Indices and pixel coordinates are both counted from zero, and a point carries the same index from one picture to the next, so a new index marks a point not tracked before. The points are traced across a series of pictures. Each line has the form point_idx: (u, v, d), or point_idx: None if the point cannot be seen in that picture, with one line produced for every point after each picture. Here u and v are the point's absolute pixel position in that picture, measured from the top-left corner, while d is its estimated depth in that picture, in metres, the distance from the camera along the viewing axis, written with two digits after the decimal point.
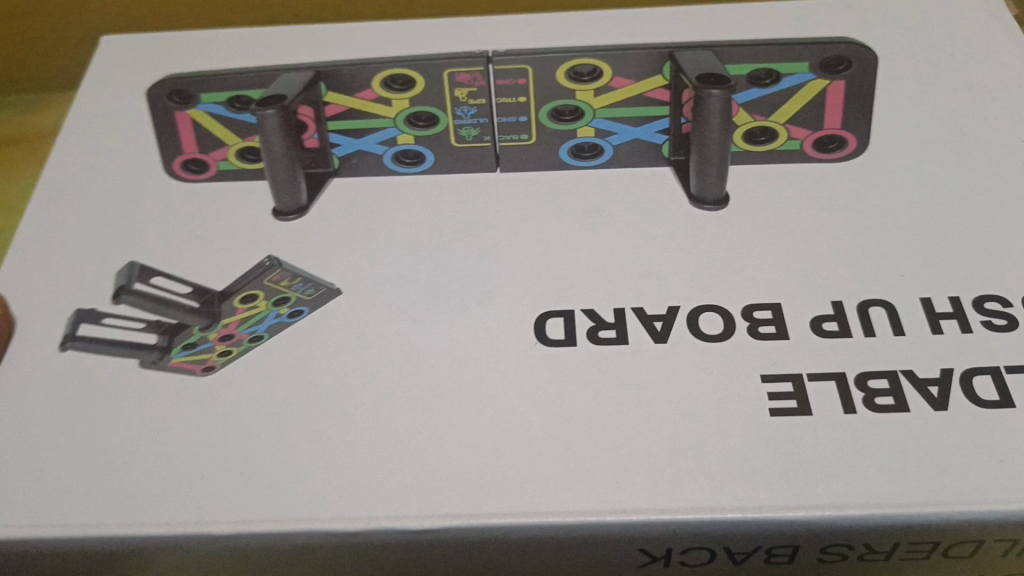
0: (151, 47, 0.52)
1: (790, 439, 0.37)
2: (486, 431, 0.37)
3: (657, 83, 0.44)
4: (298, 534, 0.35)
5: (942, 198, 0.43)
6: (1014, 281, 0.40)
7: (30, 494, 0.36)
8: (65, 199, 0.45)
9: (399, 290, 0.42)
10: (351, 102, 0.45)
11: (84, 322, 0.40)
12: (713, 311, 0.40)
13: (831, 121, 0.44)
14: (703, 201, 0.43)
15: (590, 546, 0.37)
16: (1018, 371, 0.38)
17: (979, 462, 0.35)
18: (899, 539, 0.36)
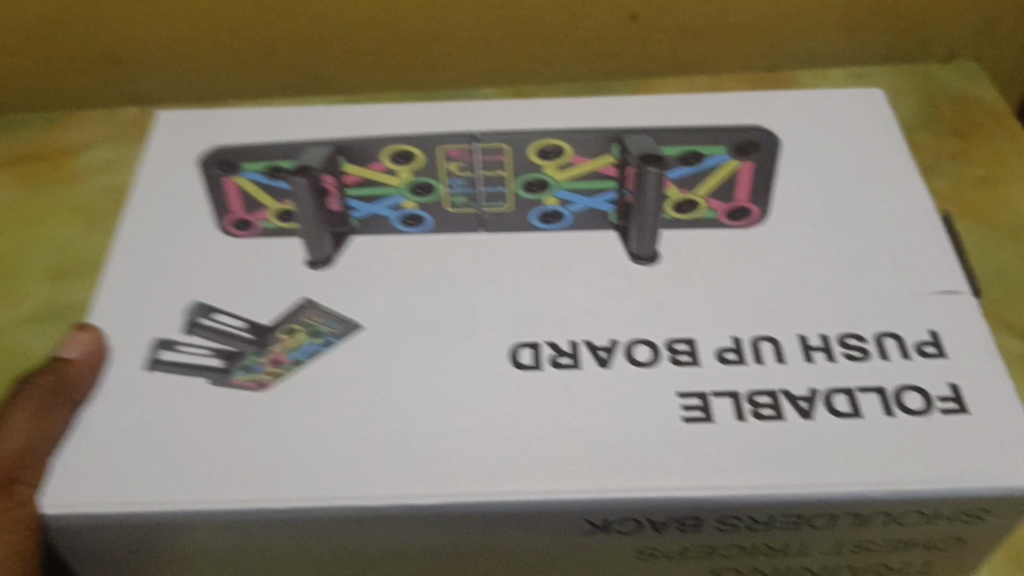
0: (196, 122, 0.64)
1: (697, 441, 0.48)
2: (473, 431, 0.49)
3: (607, 163, 0.60)
4: (332, 508, 0.46)
5: (824, 255, 0.56)
6: (871, 321, 0.53)
7: (121, 481, 0.47)
8: (138, 246, 0.56)
9: (407, 321, 0.53)
10: (366, 173, 0.60)
11: (162, 350, 0.52)
12: (644, 343, 0.52)
13: (740, 196, 0.58)
14: (641, 256, 0.56)
15: (542, 516, 0.48)
16: (867, 390, 0.50)
17: (829, 458, 0.48)
18: (773, 513, 0.48)
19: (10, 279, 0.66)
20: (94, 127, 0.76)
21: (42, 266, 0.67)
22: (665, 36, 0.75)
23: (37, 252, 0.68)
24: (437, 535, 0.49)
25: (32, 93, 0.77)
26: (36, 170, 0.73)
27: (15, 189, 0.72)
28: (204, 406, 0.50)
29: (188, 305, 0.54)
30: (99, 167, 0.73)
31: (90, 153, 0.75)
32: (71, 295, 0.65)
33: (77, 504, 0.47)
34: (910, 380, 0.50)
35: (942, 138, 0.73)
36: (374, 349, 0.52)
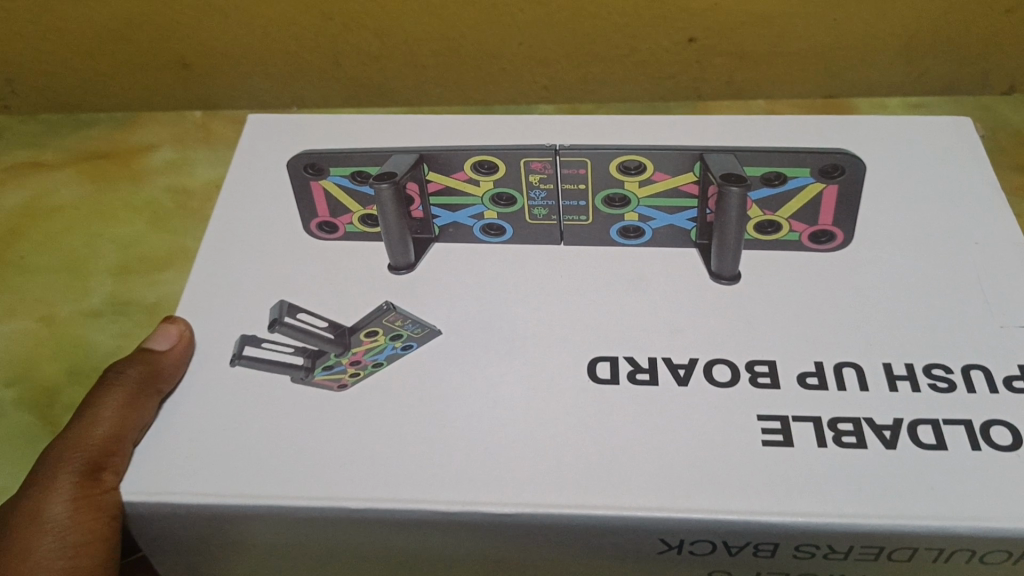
0: (278, 126, 0.65)
1: (777, 465, 0.48)
2: (549, 443, 0.49)
3: (689, 179, 0.58)
4: (408, 511, 0.47)
5: (910, 283, 0.55)
6: (959, 352, 0.52)
7: (204, 471, 0.48)
8: (226, 245, 0.58)
9: (486, 331, 0.53)
10: (447, 181, 0.59)
11: (246, 346, 0.53)
12: (724, 363, 0.52)
13: (825, 218, 0.57)
14: (722, 276, 0.56)
15: (615, 532, 0.47)
16: (953, 423, 0.49)
17: (913, 489, 0.47)
18: (854, 543, 0.47)
19: (83, 273, 0.69)
20: (162, 129, 0.79)
21: (107, 264, 0.69)
22: (721, 59, 0.74)
23: (102, 249, 0.70)
24: (507, 545, 0.49)
25: (105, 92, 0.79)
26: (105, 168, 0.75)
27: (86, 187, 0.74)
28: (286, 403, 0.50)
29: (272, 303, 0.55)
30: (163, 167, 0.75)
31: (157, 153, 0.76)
32: (140, 291, 0.68)
33: (158, 492, 0.48)
34: (998, 414, 0.49)
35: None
36: (453, 356, 0.52)
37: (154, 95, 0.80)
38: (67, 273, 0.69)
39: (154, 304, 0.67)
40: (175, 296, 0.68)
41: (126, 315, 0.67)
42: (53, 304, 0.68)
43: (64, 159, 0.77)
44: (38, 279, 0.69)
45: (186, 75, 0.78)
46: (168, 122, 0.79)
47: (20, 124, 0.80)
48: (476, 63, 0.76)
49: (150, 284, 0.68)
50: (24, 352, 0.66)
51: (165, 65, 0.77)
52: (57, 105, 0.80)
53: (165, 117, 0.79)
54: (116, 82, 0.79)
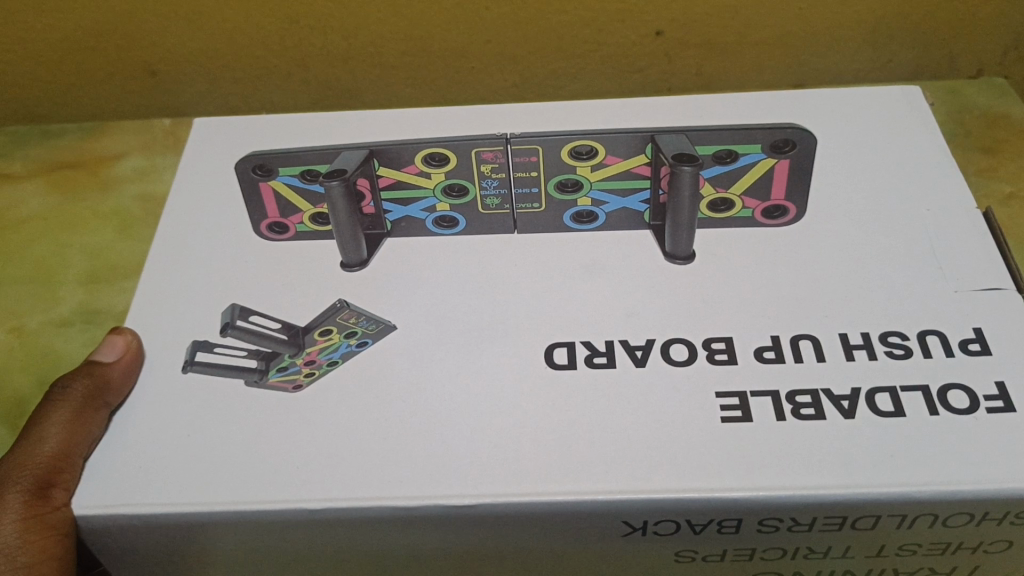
0: (226, 128, 0.64)
1: (737, 440, 0.48)
2: (507, 432, 0.48)
3: (641, 161, 0.58)
4: (367, 508, 0.46)
5: (863, 253, 0.55)
6: (913, 319, 0.52)
7: (158, 480, 0.47)
8: (176, 250, 0.57)
9: (441, 324, 0.53)
10: (398, 175, 0.59)
11: (198, 352, 0.52)
12: (681, 343, 0.51)
13: (777, 193, 0.57)
14: (676, 256, 0.55)
15: (580, 517, 0.47)
16: (910, 389, 0.49)
17: (873, 457, 0.47)
18: (816, 514, 0.47)
19: (50, 282, 0.68)
20: (129, 137, 0.77)
21: (75, 272, 0.68)
22: (691, 51, 0.74)
23: (69, 258, 0.69)
24: (473, 536, 0.49)
25: (69, 103, 0.78)
26: (74, 179, 0.74)
27: (55, 197, 0.73)
28: (241, 406, 0.50)
29: (224, 308, 0.54)
30: (132, 176, 0.74)
31: (125, 162, 0.76)
32: (109, 300, 0.67)
33: (110, 505, 0.47)
34: (955, 378, 0.49)
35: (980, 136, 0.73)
36: (408, 351, 0.52)
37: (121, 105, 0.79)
38: (34, 283, 0.68)
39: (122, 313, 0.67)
40: None
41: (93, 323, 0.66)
42: (22, 312, 0.67)
43: (31, 171, 0.75)
44: (6, 291, 0.68)
45: (153, 86, 0.77)
46: (135, 128, 0.78)
47: None
48: (442, 62, 0.75)
49: (116, 290, 0.67)
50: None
51: (131, 74, 0.76)
52: (23, 117, 0.79)
53: (131, 125, 0.78)
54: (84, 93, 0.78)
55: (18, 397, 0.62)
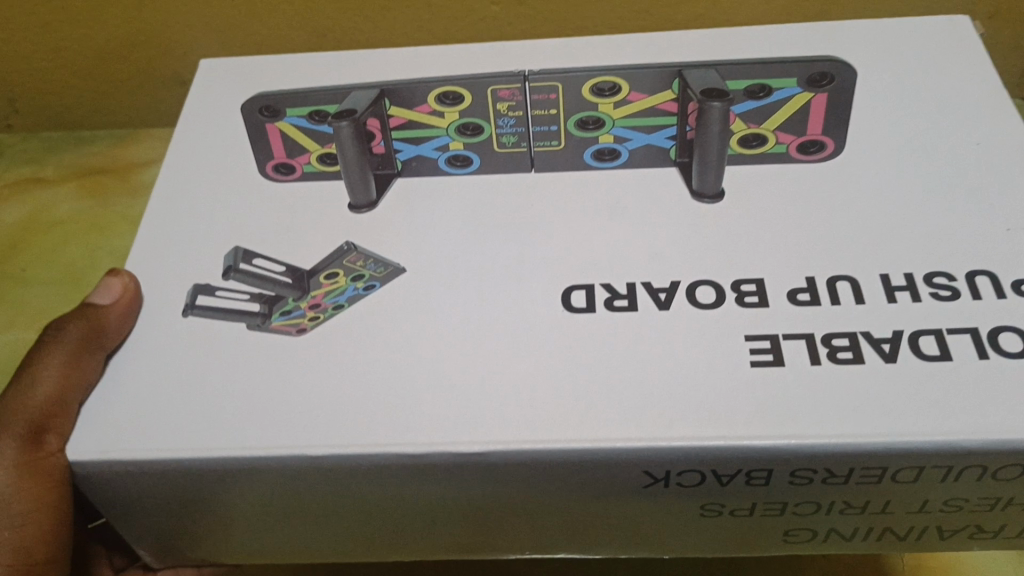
0: (231, 67, 0.61)
1: (767, 385, 0.44)
2: (522, 378, 0.45)
3: (668, 97, 0.54)
4: (372, 455, 0.44)
5: (906, 192, 0.51)
6: (960, 261, 0.48)
7: (155, 424, 0.45)
8: (179, 193, 0.55)
9: (453, 267, 0.50)
10: (409, 114, 0.56)
11: (198, 295, 0.49)
12: (707, 285, 0.48)
13: (813, 127, 0.54)
14: (704, 194, 0.52)
15: (598, 466, 0.44)
16: (959, 332, 0.45)
17: (916, 404, 0.43)
18: (854, 464, 0.44)
19: (79, 284, 0.73)
20: (158, 144, 0.82)
21: (103, 274, 0.73)
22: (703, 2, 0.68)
23: (100, 259, 0.74)
24: (485, 486, 0.46)
25: (96, 114, 0.82)
26: (106, 185, 0.79)
27: (89, 204, 0.78)
28: (241, 350, 0.47)
29: (227, 250, 0.51)
30: (156, 182, 0.79)
31: (152, 169, 0.81)
32: None
33: (105, 450, 0.45)
34: (1008, 320, 0.45)
35: None
36: (418, 294, 0.49)
37: (144, 111, 0.82)
38: (67, 284, 0.73)
39: None
40: None
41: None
42: (56, 311, 0.72)
43: (65, 177, 0.80)
44: (41, 291, 0.73)
45: (168, 89, 0.79)
46: (158, 137, 0.83)
47: (21, 145, 0.83)
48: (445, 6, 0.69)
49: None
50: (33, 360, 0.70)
51: (151, 85, 0.79)
52: (53, 125, 0.83)
53: (159, 134, 0.83)
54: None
55: None
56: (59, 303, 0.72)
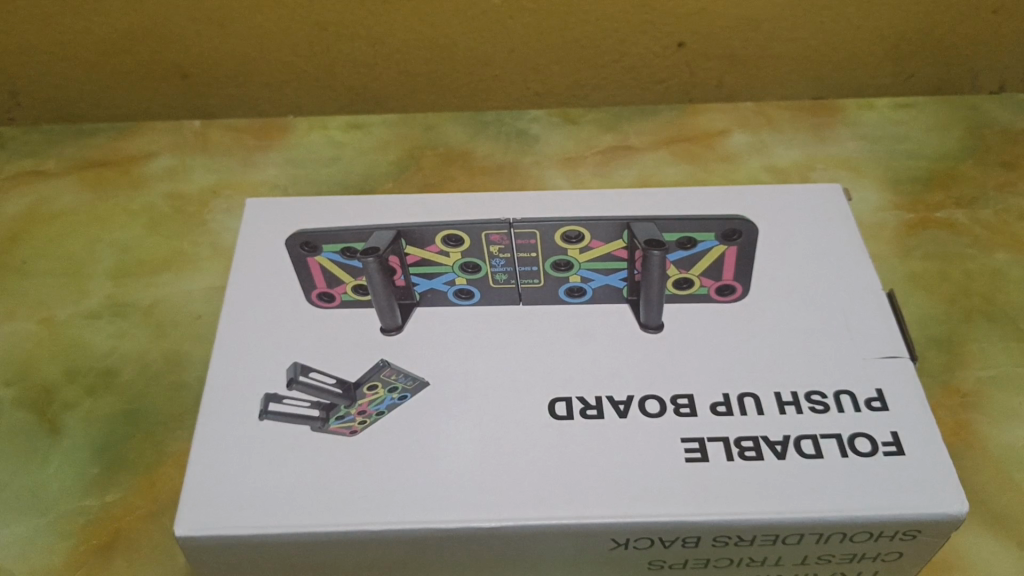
0: (274, 207, 0.76)
1: (696, 475, 0.62)
2: (522, 471, 0.62)
3: (620, 246, 0.72)
4: (415, 529, 0.60)
5: (796, 327, 0.70)
6: (831, 382, 0.67)
7: (250, 507, 0.61)
8: (244, 317, 0.70)
9: (465, 381, 0.66)
10: (423, 253, 0.72)
11: (270, 403, 0.65)
12: (654, 398, 0.66)
13: (728, 274, 0.72)
14: (649, 325, 0.70)
15: (579, 536, 0.61)
16: (829, 437, 0.64)
17: (798, 491, 0.61)
18: (756, 532, 0.62)
19: (79, 276, 0.88)
20: (157, 139, 1.00)
21: (105, 267, 0.89)
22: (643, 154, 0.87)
23: (101, 252, 0.90)
24: (492, 548, 0.62)
25: (95, 105, 1.00)
26: (106, 175, 0.97)
27: (85, 193, 0.95)
28: (308, 449, 0.63)
29: (287, 365, 0.67)
30: (155, 174, 0.97)
31: (156, 160, 0.98)
32: (182, 348, 0.82)
33: (211, 527, 0.60)
34: (862, 429, 0.65)
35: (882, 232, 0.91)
36: (440, 403, 0.65)
37: (145, 106, 1.01)
38: (66, 276, 0.88)
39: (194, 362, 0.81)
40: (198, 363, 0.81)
41: (179, 391, 0.79)
42: (52, 306, 0.86)
43: (65, 167, 0.98)
44: (39, 280, 0.88)
45: (183, 85, 0.99)
46: (166, 135, 1.00)
47: (25, 136, 1.00)
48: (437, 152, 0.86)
49: (197, 361, 0.81)
50: (71, 342, 0.83)
51: (166, 77, 0.98)
52: (56, 116, 1.01)
53: (162, 127, 1.01)
54: (213, 147, 0.99)
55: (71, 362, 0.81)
56: (52, 301, 0.86)
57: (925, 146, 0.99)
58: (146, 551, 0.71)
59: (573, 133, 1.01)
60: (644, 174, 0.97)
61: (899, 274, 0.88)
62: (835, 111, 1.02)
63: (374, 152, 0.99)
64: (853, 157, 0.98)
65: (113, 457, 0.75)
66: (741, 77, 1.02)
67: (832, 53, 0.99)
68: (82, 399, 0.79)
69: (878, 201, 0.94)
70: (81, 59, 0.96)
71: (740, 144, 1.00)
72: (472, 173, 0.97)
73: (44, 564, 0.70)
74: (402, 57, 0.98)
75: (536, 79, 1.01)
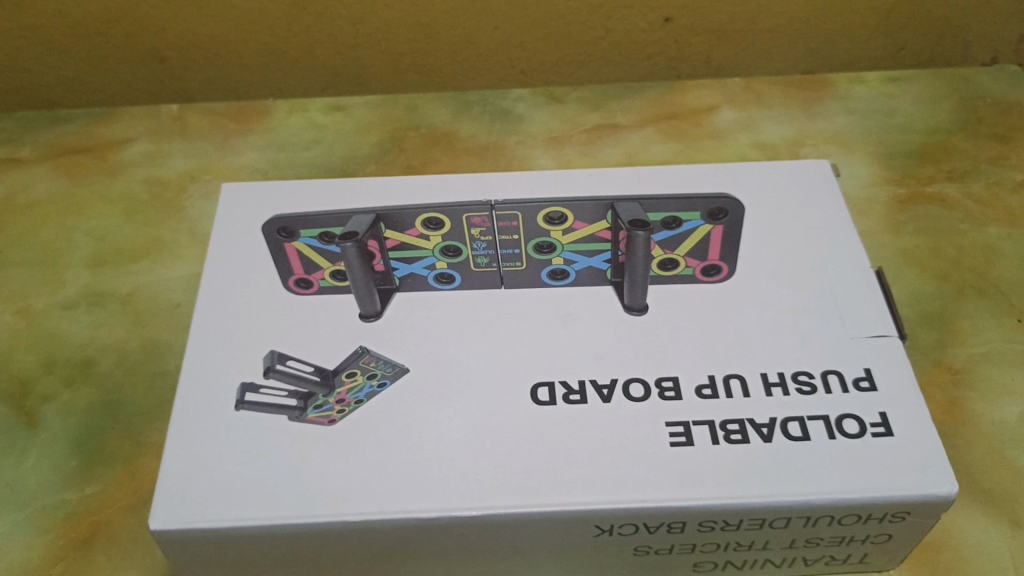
0: (251, 192, 0.75)
1: (681, 459, 0.61)
2: (504, 457, 0.61)
3: (603, 226, 0.70)
4: (396, 519, 0.59)
5: (782, 307, 0.69)
6: (818, 362, 0.66)
7: (228, 499, 0.60)
8: (221, 305, 0.68)
9: (445, 367, 0.65)
10: (402, 237, 0.71)
11: (247, 392, 0.64)
12: (638, 382, 0.65)
13: (713, 254, 0.70)
14: (633, 307, 0.68)
15: (562, 523, 0.60)
16: (816, 418, 0.63)
17: (784, 474, 0.61)
18: (743, 516, 0.61)
19: (55, 266, 0.86)
20: (135, 124, 0.98)
21: (83, 256, 0.87)
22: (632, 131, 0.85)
23: (78, 241, 0.88)
24: (475, 537, 0.61)
25: (70, 91, 0.98)
26: (82, 162, 0.95)
27: (61, 180, 0.94)
28: (286, 439, 0.62)
29: (264, 353, 0.66)
30: (133, 159, 0.95)
31: (134, 146, 0.96)
32: (161, 337, 0.81)
33: (187, 521, 0.59)
34: (849, 409, 0.63)
35: (874, 211, 0.90)
36: (420, 389, 0.64)
37: (122, 90, 0.99)
38: (42, 265, 0.87)
39: (173, 351, 0.80)
40: (177, 352, 0.80)
41: (158, 382, 0.78)
42: (28, 297, 0.84)
43: (40, 155, 0.96)
44: (15, 270, 0.86)
45: (159, 69, 0.97)
46: (142, 120, 0.99)
47: (0, 123, 0.99)
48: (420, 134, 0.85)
49: (175, 350, 0.80)
50: (48, 332, 0.81)
51: (142, 60, 0.96)
52: (31, 103, 0.99)
53: (139, 112, 0.99)
54: (191, 131, 0.98)
55: (49, 352, 0.80)
56: (27, 291, 0.85)
57: (916, 120, 0.97)
58: (126, 545, 0.70)
59: (558, 111, 1.00)
60: (631, 152, 0.95)
61: (890, 250, 0.87)
62: (825, 85, 1.01)
63: (356, 135, 0.97)
64: (843, 131, 0.96)
65: (91, 449, 0.74)
66: (729, 52, 1.00)
67: (821, 26, 0.97)
68: (60, 391, 0.77)
69: (868, 176, 0.92)
70: (54, 44, 0.94)
71: (728, 120, 0.98)
72: (455, 154, 0.96)
73: (22, 560, 0.69)
74: (383, 37, 0.96)
75: (520, 58, 0.99)
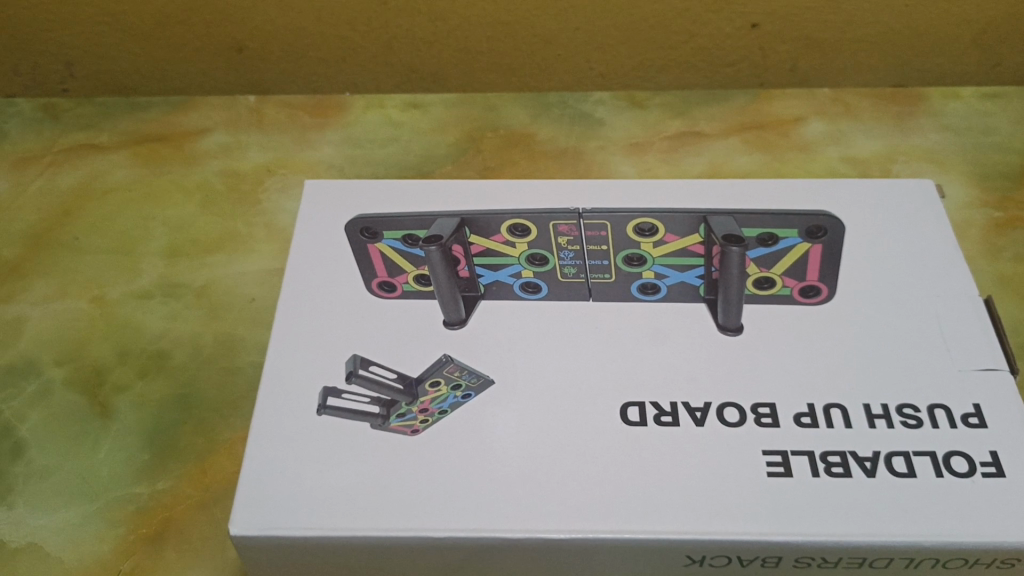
0: (333, 190, 0.73)
1: (779, 491, 0.58)
2: (592, 479, 0.59)
3: (696, 240, 0.67)
4: (479, 538, 0.57)
5: (886, 333, 0.65)
6: (924, 394, 0.62)
7: (309, 506, 0.58)
8: (304, 307, 0.67)
9: (531, 381, 0.63)
10: (487, 243, 0.68)
11: (329, 397, 0.62)
12: (733, 406, 0.62)
13: (812, 274, 0.67)
14: (728, 327, 0.65)
15: (651, 552, 0.58)
16: (922, 454, 0.60)
17: (887, 512, 0.58)
18: (842, 555, 0.58)
19: (132, 254, 0.86)
20: (211, 114, 0.98)
21: (159, 246, 0.86)
22: None
23: (154, 231, 0.88)
24: (558, 561, 0.59)
25: (149, 79, 0.98)
26: (159, 151, 0.94)
27: (138, 168, 0.93)
28: (368, 447, 0.60)
29: (347, 357, 0.64)
30: (209, 150, 0.94)
31: (210, 137, 0.96)
32: (235, 333, 0.80)
33: (268, 527, 0.58)
34: (958, 447, 0.60)
35: (973, 233, 0.86)
36: (505, 403, 0.62)
37: (199, 80, 0.98)
38: (118, 254, 0.86)
39: (247, 347, 0.79)
40: (252, 350, 0.79)
41: (231, 378, 0.77)
42: (104, 286, 0.84)
43: (118, 142, 0.96)
44: (92, 258, 0.86)
45: (237, 59, 0.96)
46: (219, 110, 0.98)
47: (79, 109, 0.98)
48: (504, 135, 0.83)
49: (249, 346, 0.79)
50: (123, 323, 0.81)
51: (220, 50, 0.95)
52: (110, 90, 0.99)
53: (216, 102, 0.98)
54: (268, 123, 0.96)
55: (122, 343, 0.79)
56: (104, 279, 0.84)
57: (1016, 140, 0.92)
58: (198, 544, 0.69)
59: (639, 117, 0.97)
60: (715, 162, 0.92)
61: (989, 276, 0.83)
62: (919, 99, 0.96)
63: (433, 134, 0.96)
64: (939, 149, 0.92)
65: (164, 444, 0.73)
66: (819, 62, 0.96)
67: (918, 38, 0.93)
68: (133, 382, 0.77)
69: (966, 197, 0.88)
70: (137, 31, 0.93)
71: (817, 132, 0.94)
72: (533, 157, 0.94)
73: (93, 552, 0.68)
74: (463, 35, 0.94)
75: (602, 60, 0.96)
